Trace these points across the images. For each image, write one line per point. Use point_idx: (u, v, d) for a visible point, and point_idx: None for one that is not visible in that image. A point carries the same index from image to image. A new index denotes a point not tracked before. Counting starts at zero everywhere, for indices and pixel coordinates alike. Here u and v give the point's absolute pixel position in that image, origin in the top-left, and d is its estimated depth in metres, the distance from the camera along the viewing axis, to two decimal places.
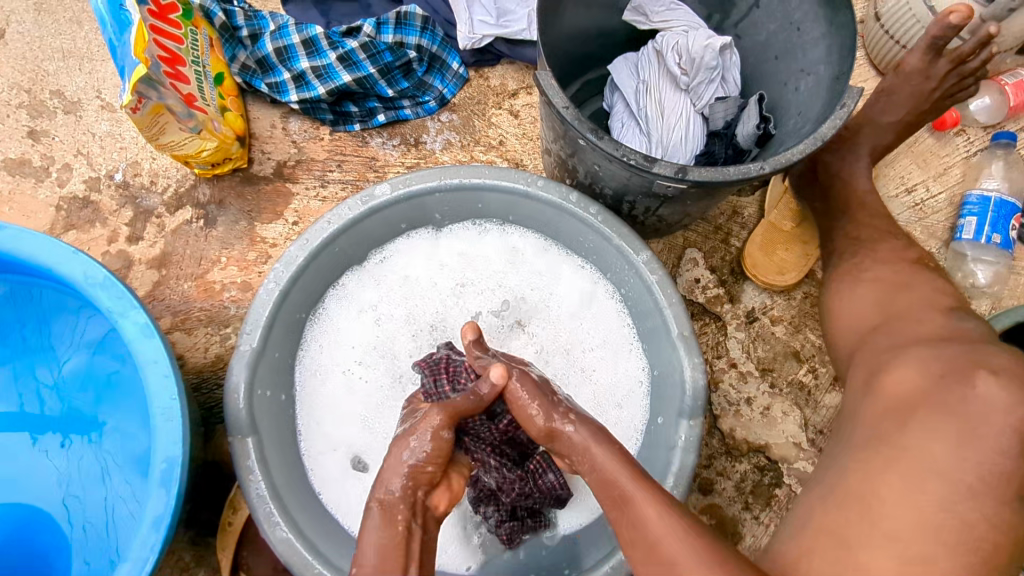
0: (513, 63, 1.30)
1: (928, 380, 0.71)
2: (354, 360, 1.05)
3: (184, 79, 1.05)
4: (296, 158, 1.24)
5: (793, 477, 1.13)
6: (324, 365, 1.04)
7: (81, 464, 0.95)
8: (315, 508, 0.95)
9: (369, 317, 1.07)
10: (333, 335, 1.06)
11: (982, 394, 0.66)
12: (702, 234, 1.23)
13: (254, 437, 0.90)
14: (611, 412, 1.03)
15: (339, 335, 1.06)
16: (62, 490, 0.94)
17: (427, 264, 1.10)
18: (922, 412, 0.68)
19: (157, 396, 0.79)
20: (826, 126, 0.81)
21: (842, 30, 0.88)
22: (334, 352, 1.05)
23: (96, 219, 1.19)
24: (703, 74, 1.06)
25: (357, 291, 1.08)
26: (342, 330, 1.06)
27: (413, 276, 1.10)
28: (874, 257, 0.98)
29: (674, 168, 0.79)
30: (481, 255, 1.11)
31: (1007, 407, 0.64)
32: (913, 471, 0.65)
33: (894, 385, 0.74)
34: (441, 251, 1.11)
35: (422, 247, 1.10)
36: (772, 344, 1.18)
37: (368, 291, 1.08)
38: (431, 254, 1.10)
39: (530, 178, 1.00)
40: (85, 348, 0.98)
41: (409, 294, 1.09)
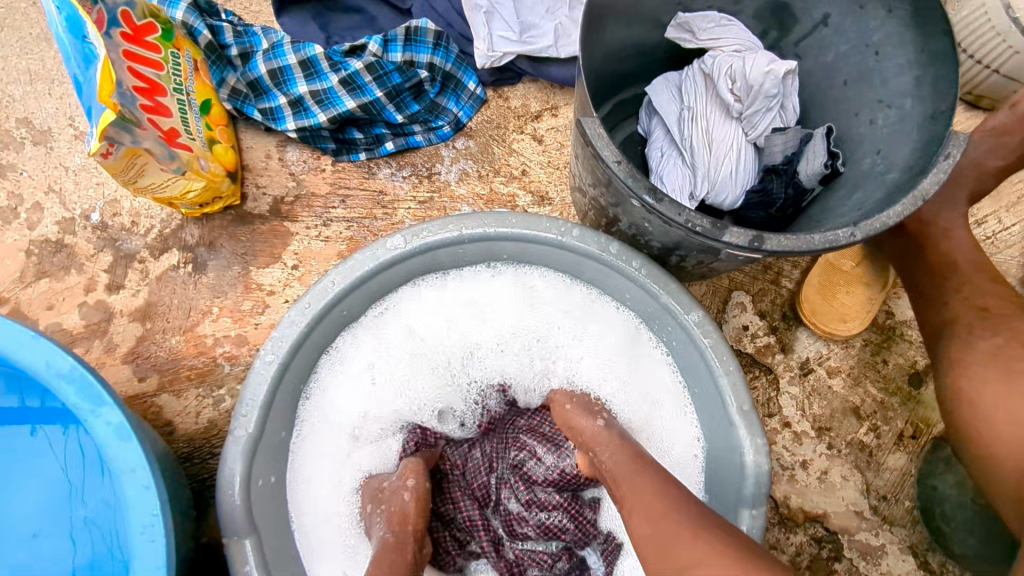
0: (536, 81, 1.16)
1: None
2: (359, 432, 0.93)
3: (165, 111, 0.91)
4: (294, 193, 1.10)
5: (854, 550, 1.01)
6: (323, 434, 0.92)
7: (51, 566, 0.83)
8: None
9: (373, 380, 0.94)
10: (333, 399, 0.93)
11: None
12: (749, 275, 1.10)
13: (252, 538, 0.78)
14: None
15: (339, 399, 0.93)
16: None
17: (436, 313, 0.97)
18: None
19: (138, 512, 0.67)
20: (928, 181, 0.68)
21: (938, 60, 0.75)
22: (336, 425, 0.92)
23: (71, 266, 1.06)
24: (760, 102, 0.92)
25: (357, 348, 0.95)
26: (343, 398, 0.93)
27: (420, 327, 0.96)
28: (997, 311, 0.85)
29: (749, 237, 0.67)
30: (497, 305, 0.97)
31: None
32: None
33: None
34: (452, 297, 0.97)
35: (430, 299, 0.96)
36: (829, 400, 1.06)
37: (372, 351, 0.95)
38: (440, 306, 0.97)
39: (564, 227, 0.87)
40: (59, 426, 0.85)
41: (417, 352, 0.96)
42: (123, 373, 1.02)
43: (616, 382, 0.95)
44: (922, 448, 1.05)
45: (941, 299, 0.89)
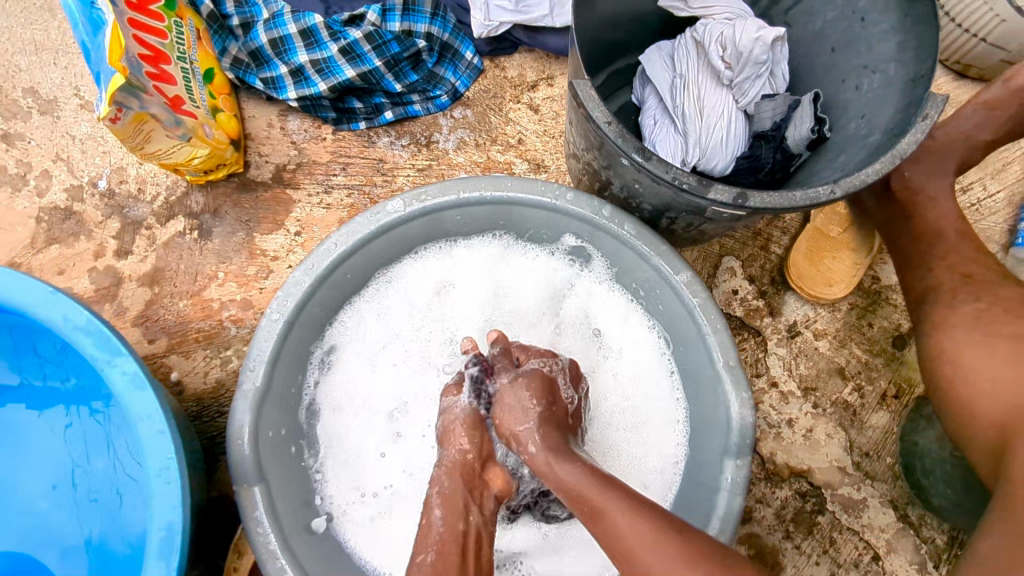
0: (532, 51, 1.18)
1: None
2: (363, 391, 0.97)
3: (169, 79, 0.93)
4: (296, 161, 1.13)
5: (837, 504, 1.05)
6: (332, 390, 0.96)
7: (72, 514, 0.87)
8: (322, 545, 0.88)
9: (382, 340, 0.99)
10: (342, 357, 0.97)
11: None
12: (740, 241, 1.13)
13: (261, 486, 0.82)
14: (648, 442, 0.95)
15: (349, 356, 0.97)
16: (52, 541, 0.86)
17: (444, 276, 1.01)
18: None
19: (154, 456, 0.71)
20: (906, 141, 0.71)
21: (920, 25, 0.78)
22: (341, 385, 0.96)
23: (80, 232, 1.09)
24: (750, 69, 0.95)
25: (368, 307, 0.99)
26: (348, 359, 0.97)
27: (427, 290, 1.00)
28: (980, 277, 0.86)
29: (733, 194, 0.70)
30: (497, 273, 1.01)
31: None
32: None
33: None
34: (459, 262, 1.01)
35: (433, 264, 1.00)
36: (815, 361, 1.10)
37: (375, 314, 0.99)
38: (443, 272, 1.01)
39: (558, 191, 0.90)
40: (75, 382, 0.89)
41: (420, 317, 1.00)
42: (133, 335, 1.06)
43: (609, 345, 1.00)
44: (904, 407, 1.08)
45: (927, 265, 0.90)
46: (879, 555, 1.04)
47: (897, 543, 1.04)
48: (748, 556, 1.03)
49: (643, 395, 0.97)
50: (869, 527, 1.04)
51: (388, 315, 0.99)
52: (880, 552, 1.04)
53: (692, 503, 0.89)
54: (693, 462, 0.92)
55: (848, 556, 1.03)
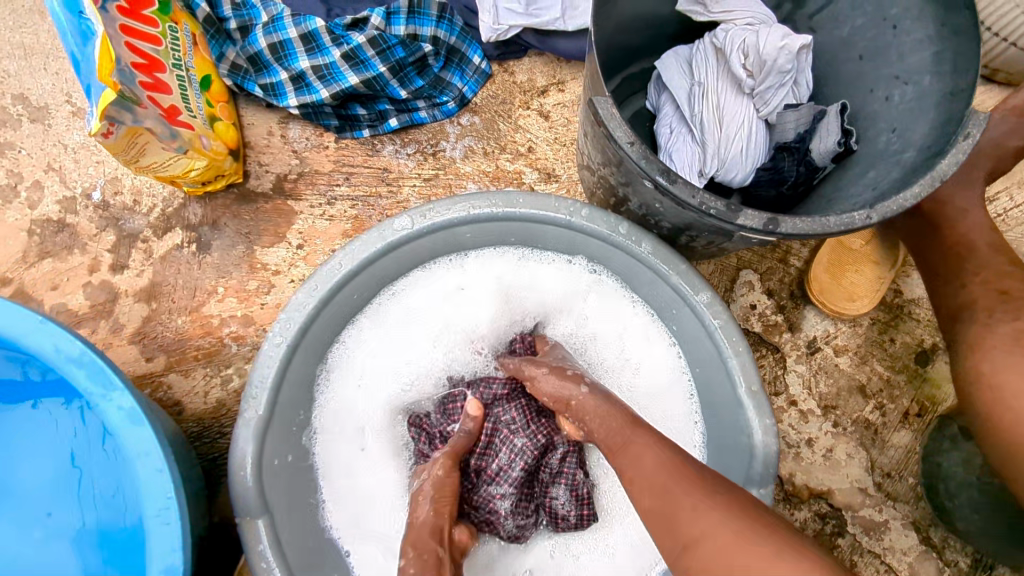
0: (542, 55, 1.14)
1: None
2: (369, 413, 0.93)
3: (164, 89, 0.89)
4: (298, 171, 1.09)
5: (858, 526, 1.02)
6: (336, 408, 0.92)
7: (69, 545, 0.83)
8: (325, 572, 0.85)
9: (389, 355, 0.94)
10: (347, 373, 0.93)
11: None
12: (757, 254, 1.09)
13: (265, 518, 0.79)
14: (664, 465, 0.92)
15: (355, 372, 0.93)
16: (47, 574, 0.83)
17: (454, 288, 0.96)
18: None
19: (152, 496, 0.67)
20: (945, 163, 0.67)
21: (958, 35, 0.73)
22: (345, 406, 0.92)
23: (74, 245, 1.05)
24: (773, 78, 0.90)
25: (375, 320, 0.95)
26: (353, 380, 0.93)
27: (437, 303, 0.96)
28: (1017, 293, 0.82)
29: (764, 219, 0.66)
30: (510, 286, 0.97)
31: None
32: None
33: None
34: (470, 273, 0.96)
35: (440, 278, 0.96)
36: (836, 378, 1.06)
37: (380, 331, 0.95)
38: (450, 287, 0.96)
39: (573, 207, 0.85)
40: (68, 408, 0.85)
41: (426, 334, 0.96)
42: (130, 353, 1.02)
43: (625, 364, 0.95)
44: (927, 425, 1.05)
45: (959, 282, 0.87)
46: None
47: (919, 567, 1.01)
48: None
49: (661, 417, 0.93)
50: (890, 550, 1.01)
51: (396, 329, 0.95)
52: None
53: None
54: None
55: None
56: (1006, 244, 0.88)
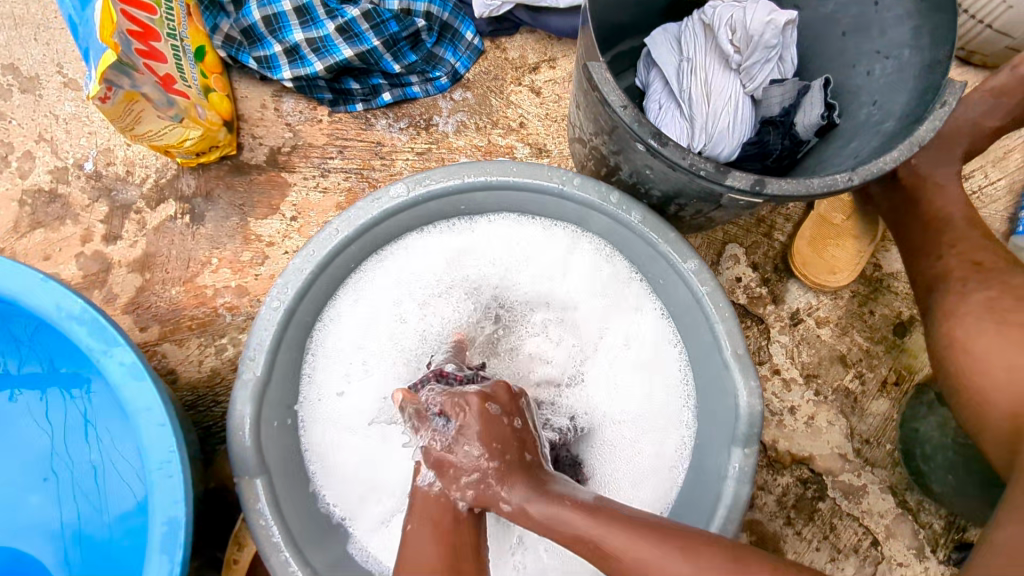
0: (533, 32, 1.15)
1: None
2: (364, 372, 0.94)
3: (160, 57, 0.89)
4: (291, 144, 1.10)
5: (838, 490, 1.06)
6: (331, 366, 0.93)
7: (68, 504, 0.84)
8: (320, 525, 0.86)
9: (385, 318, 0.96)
10: (343, 335, 0.94)
11: None
12: (743, 228, 1.12)
13: (263, 477, 0.80)
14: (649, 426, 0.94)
15: (350, 333, 0.95)
16: (46, 536, 0.84)
17: (454, 253, 0.98)
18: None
19: (154, 449, 0.69)
20: (924, 128, 0.70)
21: (936, 10, 0.76)
22: (340, 366, 0.94)
23: (66, 216, 1.05)
24: (760, 53, 0.93)
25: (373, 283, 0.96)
26: (348, 342, 0.94)
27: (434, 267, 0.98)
28: (990, 265, 0.85)
29: (750, 181, 0.68)
30: (503, 252, 0.99)
31: None
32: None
33: None
34: (467, 239, 0.98)
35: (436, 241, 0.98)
36: (817, 348, 1.10)
37: (377, 294, 0.96)
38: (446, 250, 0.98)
39: (565, 175, 0.88)
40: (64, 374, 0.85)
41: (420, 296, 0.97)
42: (124, 323, 1.02)
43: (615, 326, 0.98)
44: (904, 394, 1.09)
45: (937, 253, 0.90)
46: (878, 541, 1.05)
47: (895, 529, 1.05)
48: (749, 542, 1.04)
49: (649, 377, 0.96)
50: (868, 513, 1.05)
51: (392, 292, 0.97)
52: (879, 537, 1.05)
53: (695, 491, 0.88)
54: (698, 451, 0.92)
55: (848, 541, 1.04)
56: (982, 218, 0.92)
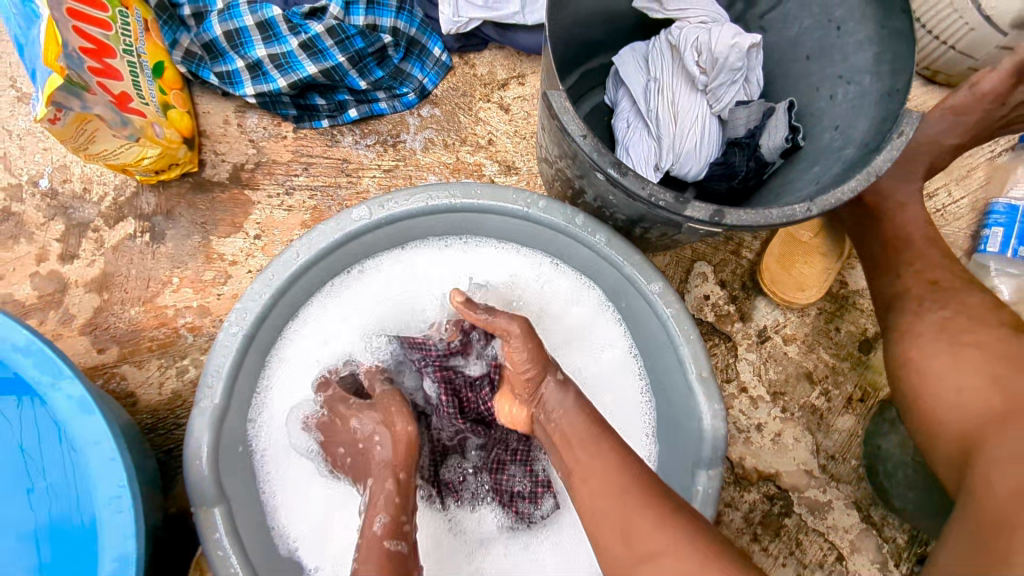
0: (502, 48, 1.15)
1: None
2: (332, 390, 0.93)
3: (115, 75, 0.87)
4: (255, 160, 1.08)
5: (803, 506, 1.07)
6: (298, 379, 0.92)
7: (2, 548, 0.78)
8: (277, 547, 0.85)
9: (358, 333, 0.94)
10: (313, 345, 0.93)
11: None
12: (711, 246, 1.12)
13: (221, 506, 0.79)
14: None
15: (322, 344, 0.93)
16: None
17: (437, 267, 0.97)
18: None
19: (103, 485, 0.67)
20: (880, 159, 0.71)
21: (896, 38, 0.77)
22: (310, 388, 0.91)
23: (20, 235, 1.02)
24: (725, 76, 0.93)
25: (350, 295, 0.95)
26: (318, 354, 0.93)
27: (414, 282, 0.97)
28: (948, 284, 0.86)
29: (709, 212, 0.68)
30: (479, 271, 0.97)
31: None
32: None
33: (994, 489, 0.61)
34: (449, 254, 0.97)
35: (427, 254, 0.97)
36: (784, 366, 1.10)
37: (351, 306, 0.95)
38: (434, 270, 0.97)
39: (530, 199, 0.87)
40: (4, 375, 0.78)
41: (391, 313, 0.96)
42: (82, 345, 1.00)
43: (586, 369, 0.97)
44: (869, 410, 1.10)
45: (896, 276, 0.91)
46: (843, 556, 1.06)
47: (860, 543, 1.06)
48: None
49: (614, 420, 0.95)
50: (833, 529, 1.06)
51: (368, 303, 0.96)
52: (844, 552, 1.06)
53: None
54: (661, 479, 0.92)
55: (814, 557, 1.05)
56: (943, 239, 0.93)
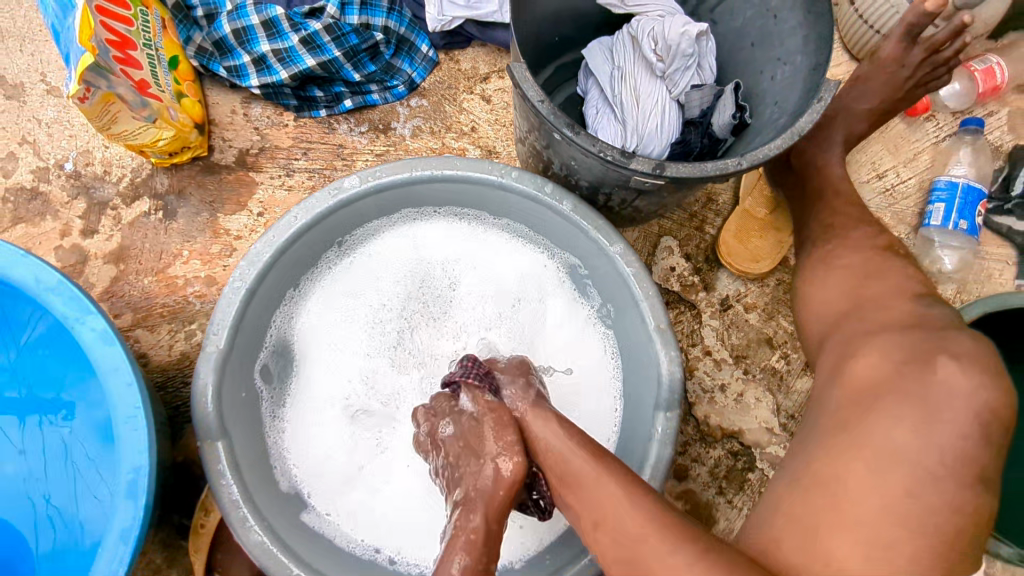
0: (484, 46, 1.26)
1: (892, 368, 0.70)
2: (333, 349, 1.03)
3: (136, 64, 0.98)
4: (259, 146, 1.19)
5: (765, 462, 1.14)
6: (305, 337, 1.03)
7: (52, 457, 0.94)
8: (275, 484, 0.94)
9: (357, 298, 1.05)
10: (319, 306, 1.04)
11: (948, 384, 0.65)
12: (676, 222, 1.22)
13: (223, 441, 0.87)
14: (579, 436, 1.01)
15: (326, 305, 1.05)
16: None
17: (432, 243, 1.09)
18: (886, 400, 0.68)
19: (121, 405, 0.77)
20: (804, 120, 0.81)
21: (820, 21, 0.88)
22: (321, 348, 1.03)
23: (46, 212, 1.13)
24: (680, 61, 1.03)
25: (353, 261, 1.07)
26: (322, 314, 1.04)
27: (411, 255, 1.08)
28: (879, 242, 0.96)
29: (651, 165, 0.79)
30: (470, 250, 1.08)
31: (969, 398, 0.64)
32: (878, 463, 0.64)
33: (861, 375, 0.73)
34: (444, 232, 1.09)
35: (430, 233, 1.09)
36: (746, 332, 1.19)
37: (353, 273, 1.06)
38: (436, 248, 1.09)
39: (504, 169, 0.96)
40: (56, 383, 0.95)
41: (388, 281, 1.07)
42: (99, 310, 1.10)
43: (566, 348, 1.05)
44: None
45: (837, 237, 1.00)
46: None
47: None
48: (684, 510, 1.12)
49: (585, 395, 1.03)
50: None
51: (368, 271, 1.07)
52: None
53: (626, 458, 0.95)
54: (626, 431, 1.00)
55: None
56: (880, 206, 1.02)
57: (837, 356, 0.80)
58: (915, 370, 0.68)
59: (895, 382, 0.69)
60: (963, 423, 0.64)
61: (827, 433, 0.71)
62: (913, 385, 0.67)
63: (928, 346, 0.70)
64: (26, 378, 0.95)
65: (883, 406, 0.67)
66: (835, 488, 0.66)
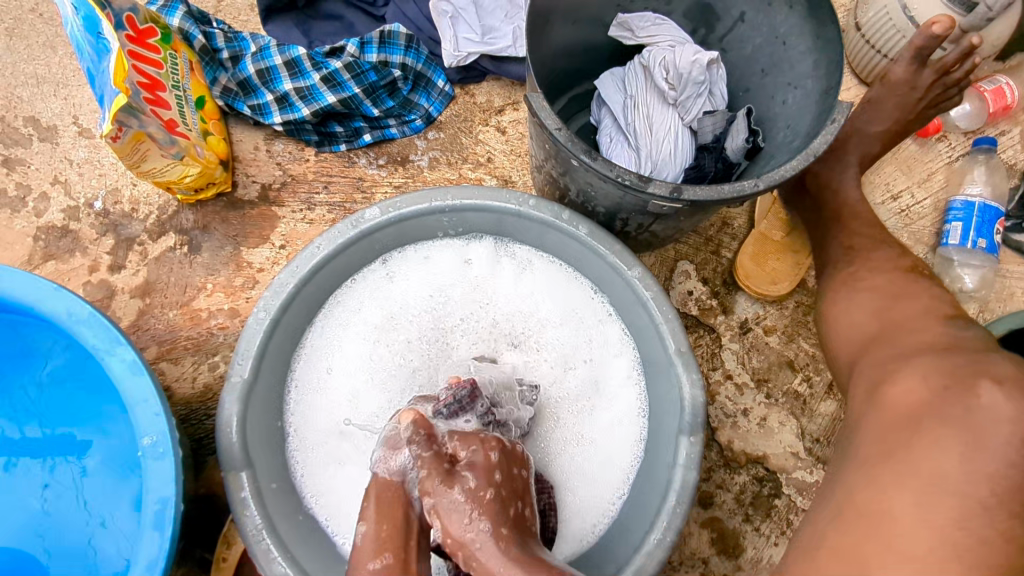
0: (499, 79, 1.29)
1: (925, 391, 0.70)
2: (353, 381, 1.03)
3: (164, 105, 1.02)
4: (281, 180, 1.22)
5: (792, 487, 1.12)
6: (323, 371, 1.04)
7: (70, 493, 0.94)
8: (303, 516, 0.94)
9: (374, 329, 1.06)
10: (336, 340, 1.05)
11: (990, 408, 0.64)
12: (693, 247, 1.23)
13: (248, 471, 0.87)
14: (602, 469, 1.00)
15: (341, 341, 1.05)
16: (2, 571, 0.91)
17: (443, 270, 1.09)
18: (927, 428, 0.66)
19: (148, 435, 0.78)
20: (818, 142, 0.82)
21: (829, 45, 0.90)
22: (338, 379, 1.03)
23: (75, 249, 1.16)
24: (691, 89, 1.06)
25: (367, 295, 1.07)
26: (339, 348, 1.05)
27: (425, 283, 1.09)
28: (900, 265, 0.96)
29: (669, 188, 0.80)
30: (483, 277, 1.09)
31: (1015, 423, 0.62)
32: (911, 482, 0.62)
33: (899, 399, 0.73)
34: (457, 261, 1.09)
35: (444, 258, 1.09)
36: (767, 354, 1.18)
37: (368, 306, 1.07)
38: (451, 274, 1.09)
39: (521, 198, 0.98)
40: (81, 426, 0.96)
41: (405, 312, 1.07)
42: None
43: (580, 373, 1.05)
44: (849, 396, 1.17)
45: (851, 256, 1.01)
46: None
47: None
48: (711, 538, 1.10)
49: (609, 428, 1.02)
50: None
51: (383, 302, 1.07)
52: None
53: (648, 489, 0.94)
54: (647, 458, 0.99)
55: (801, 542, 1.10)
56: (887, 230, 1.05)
57: (870, 382, 0.81)
58: (953, 395, 0.67)
59: (931, 407, 0.68)
60: (994, 442, 0.62)
61: (853, 459, 0.70)
62: (957, 412, 0.65)
63: (969, 372, 0.69)
64: (52, 409, 0.97)
65: (912, 430, 0.66)
66: (880, 520, 0.63)
